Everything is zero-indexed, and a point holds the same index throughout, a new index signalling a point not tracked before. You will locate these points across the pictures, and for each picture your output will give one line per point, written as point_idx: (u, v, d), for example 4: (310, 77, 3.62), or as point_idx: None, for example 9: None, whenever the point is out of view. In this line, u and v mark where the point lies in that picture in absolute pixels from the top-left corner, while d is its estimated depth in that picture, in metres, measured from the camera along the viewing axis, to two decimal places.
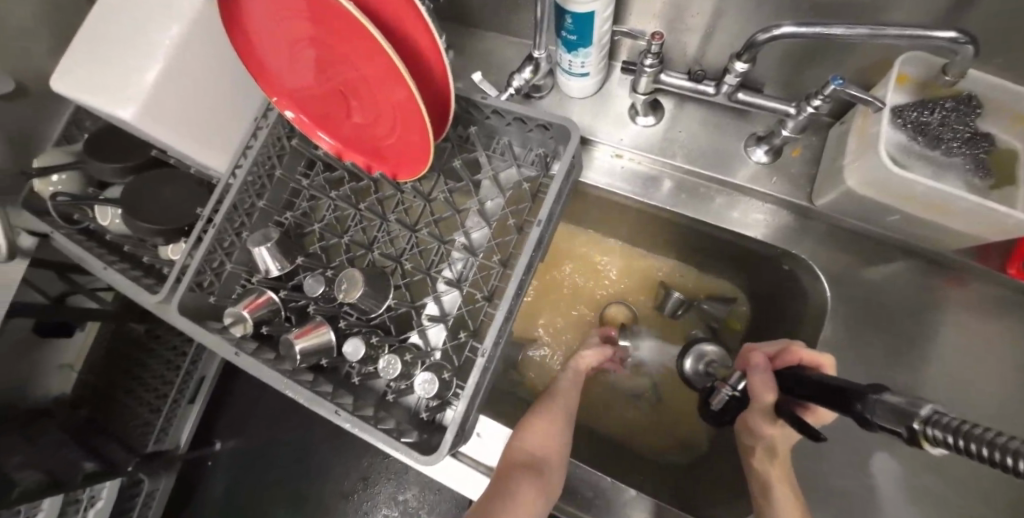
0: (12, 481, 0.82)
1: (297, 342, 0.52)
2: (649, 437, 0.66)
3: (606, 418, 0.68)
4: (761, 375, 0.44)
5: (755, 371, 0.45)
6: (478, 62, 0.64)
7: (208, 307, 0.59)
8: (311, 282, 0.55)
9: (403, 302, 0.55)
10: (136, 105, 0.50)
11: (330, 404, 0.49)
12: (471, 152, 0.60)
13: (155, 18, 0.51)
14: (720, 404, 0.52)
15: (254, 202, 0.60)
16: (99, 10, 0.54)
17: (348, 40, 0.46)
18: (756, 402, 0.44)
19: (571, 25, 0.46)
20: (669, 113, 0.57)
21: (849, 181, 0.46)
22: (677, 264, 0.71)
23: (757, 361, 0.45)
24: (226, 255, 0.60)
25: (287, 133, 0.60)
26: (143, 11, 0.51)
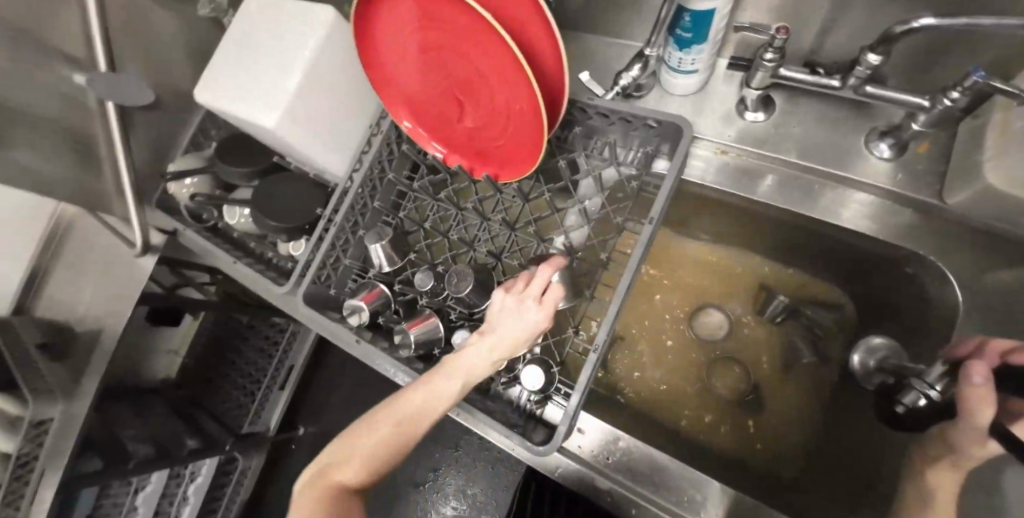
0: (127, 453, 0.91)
1: (411, 331, 0.55)
2: (743, 442, 0.65)
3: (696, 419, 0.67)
4: (979, 390, 0.39)
5: (970, 385, 0.39)
6: (576, 64, 0.65)
7: (330, 298, 0.64)
8: (423, 276, 0.58)
9: None
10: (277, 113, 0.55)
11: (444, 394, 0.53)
12: (571, 152, 0.61)
13: (295, 35, 0.56)
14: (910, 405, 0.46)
15: (368, 202, 0.64)
16: (237, 35, 0.61)
17: (471, 45, 0.49)
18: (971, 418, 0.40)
19: (688, 23, 0.46)
20: (780, 109, 0.56)
21: (990, 176, 0.43)
22: (778, 267, 0.69)
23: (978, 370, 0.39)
24: (342, 252, 0.64)
25: (398, 138, 0.64)
26: (284, 32, 0.57)
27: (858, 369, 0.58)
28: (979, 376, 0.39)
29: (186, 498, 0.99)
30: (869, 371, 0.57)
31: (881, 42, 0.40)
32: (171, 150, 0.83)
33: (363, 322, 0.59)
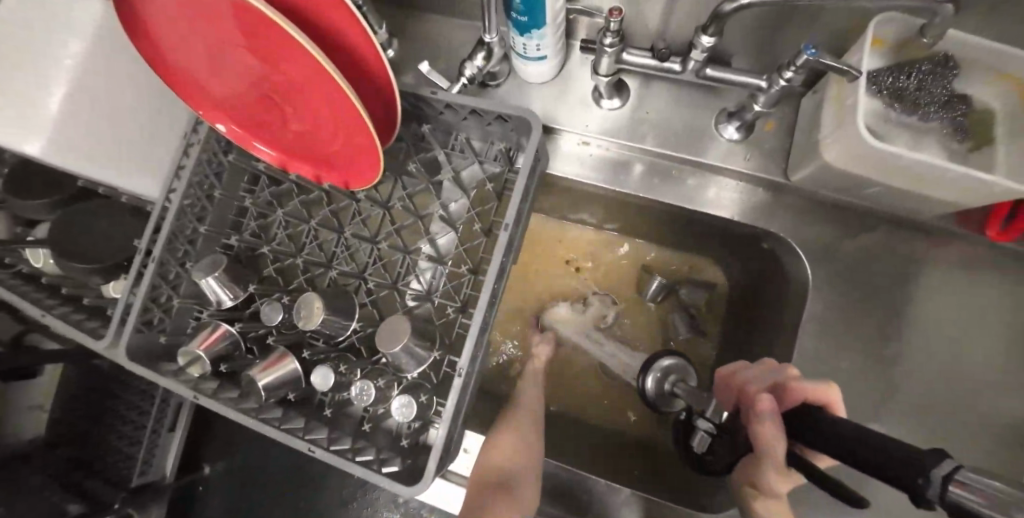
0: None
1: (259, 378, 0.49)
2: (641, 427, 0.65)
3: (595, 412, 0.67)
4: (770, 428, 0.38)
5: (762, 424, 0.38)
6: (426, 52, 0.59)
7: (161, 348, 0.55)
8: (268, 310, 0.51)
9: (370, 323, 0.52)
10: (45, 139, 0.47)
11: (299, 444, 0.46)
12: (428, 151, 0.55)
13: (62, 44, 0.47)
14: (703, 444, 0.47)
15: (196, 227, 0.55)
16: None
17: (269, 42, 0.41)
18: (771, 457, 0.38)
19: (520, 6, 0.41)
20: (635, 93, 0.53)
21: (828, 155, 0.44)
22: (656, 248, 0.68)
23: (768, 407, 0.38)
24: (172, 289, 0.55)
25: (223, 149, 0.55)
26: (55, 34, 0.47)
27: (651, 391, 0.60)
28: (769, 411, 0.38)
29: None
30: (665, 393, 0.59)
31: (712, 21, 0.38)
32: None
33: (204, 371, 0.52)
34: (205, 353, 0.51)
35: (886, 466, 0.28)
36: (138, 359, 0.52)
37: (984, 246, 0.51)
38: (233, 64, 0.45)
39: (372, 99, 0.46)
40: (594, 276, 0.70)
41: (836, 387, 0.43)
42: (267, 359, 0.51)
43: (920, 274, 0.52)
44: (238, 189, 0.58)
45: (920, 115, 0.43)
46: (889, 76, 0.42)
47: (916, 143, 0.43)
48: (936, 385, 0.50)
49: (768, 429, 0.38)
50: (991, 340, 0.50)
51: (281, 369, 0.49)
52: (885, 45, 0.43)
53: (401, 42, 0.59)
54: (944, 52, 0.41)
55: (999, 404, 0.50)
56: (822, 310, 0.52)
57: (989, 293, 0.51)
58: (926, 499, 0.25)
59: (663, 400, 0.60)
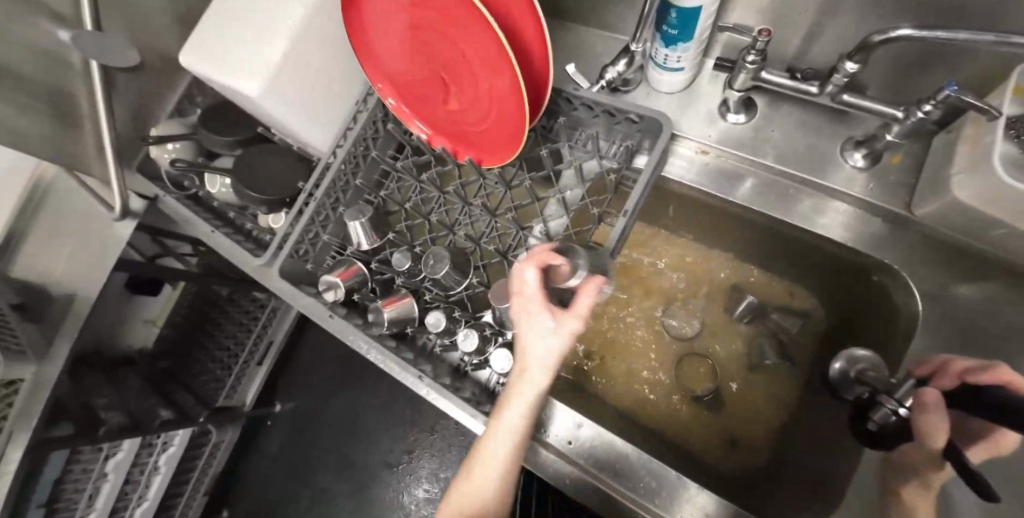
0: (99, 419, 0.87)
1: (386, 310, 0.56)
2: (704, 436, 0.67)
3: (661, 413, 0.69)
4: (933, 418, 0.39)
5: (926, 413, 0.40)
6: (567, 54, 0.65)
7: (305, 273, 0.64)
8: (399, 257, 0.59)
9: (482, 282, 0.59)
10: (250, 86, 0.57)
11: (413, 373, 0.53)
12: (553, 143, 0.62)
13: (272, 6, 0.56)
14: (880, 422, 0.44)
15: (350, 179, 0.65)
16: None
17: (460, 29, 0.49)
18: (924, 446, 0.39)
19: (674, 20, 0.47)
20: (761, 112, 0.56)
21: (957, 192, 0.44)
22: (748, 268, 0.70)
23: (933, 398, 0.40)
24: (321, 227, 0.65)
25: (383, 118, 0.65)
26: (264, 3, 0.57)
27: (835, 376, 0.54)
28: (933, 404, 0.40)
29: (157, 467, 0.94)
30: (848, 381, 0.53)
31: (859, 49, 0.41)
32: (154, 116, 0.82)
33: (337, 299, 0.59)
34: (342, 283, 0.59)
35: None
36: (288, 279, 0.62)
37: None
38: (422, 52, 0.55)
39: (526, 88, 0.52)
40: (681, 285, 0.72)
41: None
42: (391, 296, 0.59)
43: None
44: (386, 153, 0.68)
45: None
46: None
47: None
48: None
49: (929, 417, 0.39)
50: None
51: (403, 307, 0.57)
52: None
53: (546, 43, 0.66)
54: None
55: None
56: (926, 350, 0.51)
57: None
58: None
59: (847, 389, 0.53)
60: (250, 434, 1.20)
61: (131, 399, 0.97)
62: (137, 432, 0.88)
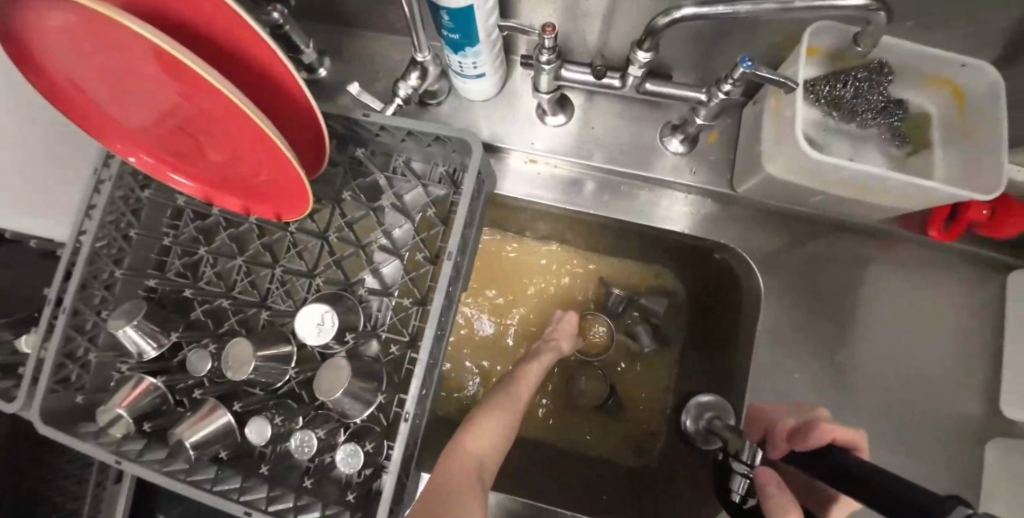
0: None
1: (187, 437, 0.44)
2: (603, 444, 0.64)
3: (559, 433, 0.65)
4: None
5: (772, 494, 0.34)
6: (361, 72, 0.56)
7: (78, 409, 0.50)
8: (195, 359, 0.47)
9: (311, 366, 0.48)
10: None
11: (234, 508, 0.42)
12: (367, 175, 0.53)
13: None
14: (742, 494, 0.37)
15: (112, 270, 0.50)
16: None
17: (170, 73, 0.37)
18: None
19: (450, 23, 0.39)
20: (580, 107, 0.51)
21: (770, 167, 0.43)
22: (613, 259, 0.67)
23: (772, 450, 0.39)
24: (89, 341, 0.50)
25: (141, 184, 0.51)
26: None
27: (691, 432, 0.56)
28: None
29: None
30: (703, 433, 0.55)
31: (647, 35, 0.36)
32: None
33: (129, 430, 0.47)
34: (128, 411, 0.46)
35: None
36: (54, 423, 0.47)
37: (930, 248, 0.52)
38: (134, 96, 0.41)
39: (290, 113, 0.42)
40: (550, 294, 0.68)
41: (863, 431, 0.38)
42: (197, 412, 0.46)
43: (873, 277, 0.52)
44: (160, 225, 0.54)
45: (858, 122, 0.43)
46: (826, 84, 0.42)
47: (856, 150, 0.43)
48: (895, 389, 0.50)
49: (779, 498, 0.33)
50: (936, 341, 0.51)
51: (212, 422, 0.45)
52: (819, 54, 0.43)
53: (332, 62, 0.56)
54: (879, 58, 0.41)
55: (953, 404, 0.50)
56: (778, 321, 0.51)
57: (938, 292, 0.52)
58: None
59: (704, 440, 0.55)
60: None
61: None
62: None
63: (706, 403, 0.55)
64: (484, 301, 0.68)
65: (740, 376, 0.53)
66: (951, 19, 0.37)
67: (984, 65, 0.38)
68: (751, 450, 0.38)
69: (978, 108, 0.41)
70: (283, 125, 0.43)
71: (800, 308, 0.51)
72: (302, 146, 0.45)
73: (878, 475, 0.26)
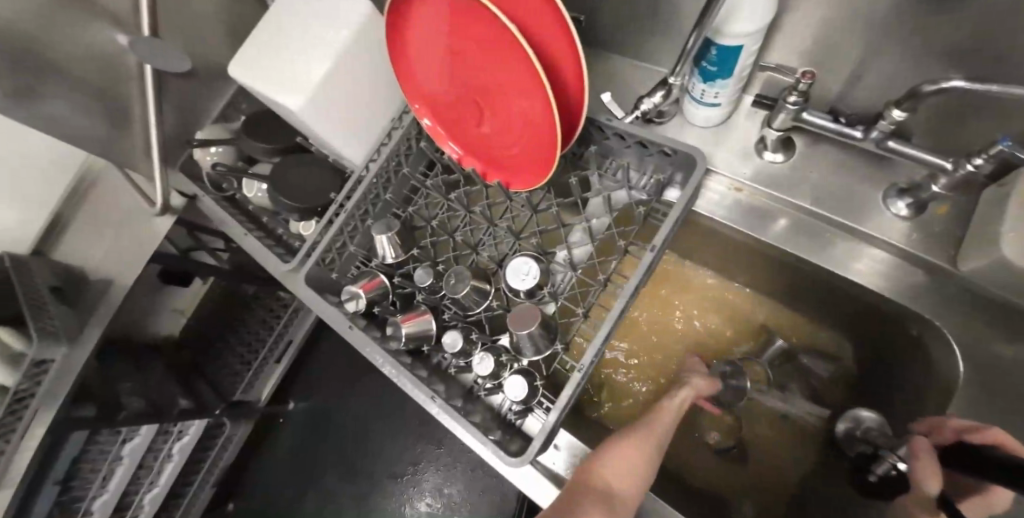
0: (120, 403, 0.88)
1: (404, 325, 0.56)
2: (715, 478, 0.64)
3: (677, 455, 0.66)
4: (926, 465, 0.41)
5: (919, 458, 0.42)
6: (603, 83, 0.66)
7: (329, 282, 0.65)
8: (422, 273, 0.60)
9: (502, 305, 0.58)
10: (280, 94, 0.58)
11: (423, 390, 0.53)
12: (584, 170, 0.62)
13: (322, 20, 0.59)
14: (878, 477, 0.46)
15: (381, 193, 0.66)
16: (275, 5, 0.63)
17: (497, 52, 0.49)
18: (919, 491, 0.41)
19: (714, 57, 0.46)
20: (800, 152, 0.55)
21: (1005, 249, 0.42)
22: (779, 309, 0.68)
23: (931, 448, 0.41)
24: (350, 238, 0.65)
25: (417, 134, 0.66)
26: (312, 19, 0.60)
27: (842, 435, 0.58)
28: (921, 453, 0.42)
29: (169, 455, 0.97)
30: (856, 439, 0.56)
31: (907, 97, 0.40)
32: (201, 119, 0.86)
33: (358, 308, 0.60)
34: (363, 293, 0.60)
35: None
36: (313, 286, 0.63)
37: None
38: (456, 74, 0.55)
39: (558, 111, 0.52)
40: (706, 323, 0.70)
41: None
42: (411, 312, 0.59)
43: None
44: (417, 168, 0.69)
45: None
46: None
47: None
48: None
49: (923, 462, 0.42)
50: None
51: (421, 322, 0.57)
52: None
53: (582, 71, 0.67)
54: None
55: None
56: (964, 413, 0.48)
57: None
58: None
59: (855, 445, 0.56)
60: (260, 433, 1.21)
61: (152, 388, 0.98)
62: (157, 419, 0.90)
63: (866, 417, 0.58)
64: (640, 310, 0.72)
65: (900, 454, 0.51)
66: None
67: None
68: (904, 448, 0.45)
69: None
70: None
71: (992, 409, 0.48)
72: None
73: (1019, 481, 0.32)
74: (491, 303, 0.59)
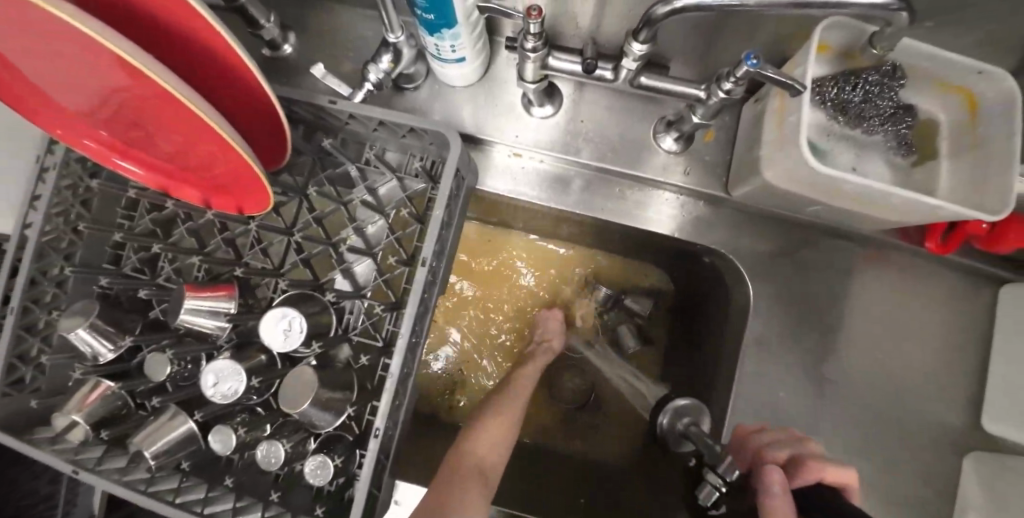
0: None
1: (144, 444, 0.43)
2: (575, 441, 0.65)
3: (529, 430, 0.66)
4: (778, 502, 0.34)
5: (769, 497, 0.34)
6: (331, 50, 0.51)
7: (30, 413, 0.47)
8: (151, 363, 0.45)
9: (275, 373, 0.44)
10: None
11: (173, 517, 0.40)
12: (337, 168, 0.48)
13: None
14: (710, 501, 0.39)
15: (61, 267, 0.48)
16: None
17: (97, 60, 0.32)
18: None
19: (423, 2, 0.35)
20: (568, 100, 0.48)
21: (767, 173, 0.40)
22: (602, 257, 0.66)
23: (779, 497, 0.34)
24: (43, 341, 0.49)
25: (90, 174, 0.48)
26: None
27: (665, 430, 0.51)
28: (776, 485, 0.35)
29: None
30: (678, 436, 0.50)
31: (644, 26, 0.33)
32: None
33: (87, 434, 0.46)
34: (85, 416, 0.45)
35: None
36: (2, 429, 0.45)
37: (920, 258, 0.51)
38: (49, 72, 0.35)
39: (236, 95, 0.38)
40: (537, 294, 0.68)
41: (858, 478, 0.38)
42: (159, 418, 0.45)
43: (861, 285, 0.51)
44: (113, 216, 0.51)
45: (865, 129, 0.41)
46: (833, 87, 0.40)
47: (859, 158, 0.42)
48: (876, 399, 0.50)
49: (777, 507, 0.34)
50: (922, 350, 0.51)
51: (174, 429, 0.44)
52: (830, 51, 0.41)
53: (298, 37, 0.51)
54: (893, 61, 0.39)
55: (937, 412, 0.50)
56: (764, 331, 0.50)
57: (927, 303, 0.51)
58: None
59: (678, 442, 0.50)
60: None
61: None
62: None
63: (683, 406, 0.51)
64: (468, 317, 0.68)
65: (723, 383, 0.52)
66: (976, 18, 0.35)
67: (1002, 71, 0.35)
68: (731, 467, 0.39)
69: (993, 118, 0.38)
70: (226, 105, 0.40)
71: (787, 320, 0.50)
72: (256, 137, 0.43)
73: None
74: (249, 381, 0.42)
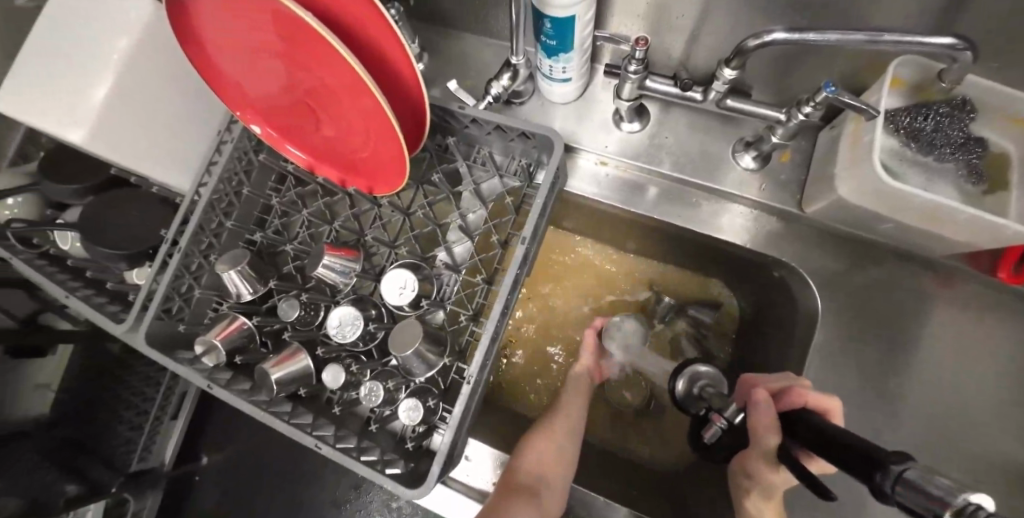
0: None
1: (273, 370, 0.50)
2: (633, 443, 0.67)
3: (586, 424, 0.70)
4: (764, 415, 0.43)
5: (757, 409, 0.43)
6: (455, 67, 0.61)
7: (178, 336, 0.56)
8: (285, 306, 0.54)
9: (383, 326, 0.53)
10: (86, 130, 0.52)
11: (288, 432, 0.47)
12: (450, 162, 0.57)
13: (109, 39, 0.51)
14: (714, 436, 0.48)
15: (221, 221, 0.57)
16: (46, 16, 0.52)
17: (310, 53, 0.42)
18: (758, 445, 0.43)
19: (550, 30, 0.43)
20: (655, 119, 0.55)
21: (841, 188, 0.45)
22: (671, 269, 0.70)
23: (762, 398, 0.43)
24: (194, 279, 0.57)
25: (254, 148, 0.58)
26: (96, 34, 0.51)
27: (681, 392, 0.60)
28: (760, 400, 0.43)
29: None
30: (694, 397, 0.59)
31: (736, 54, 0.39)
32: None
33: (221, 360, 0.53)
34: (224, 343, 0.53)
35: (847, 449, 0.32)
36: (156, 345, 0.53)
37: (993, 291, 0.52)
38: (259, 68, 0.48)
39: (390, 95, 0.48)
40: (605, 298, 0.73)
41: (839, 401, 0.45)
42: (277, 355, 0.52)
43: (931, 311, 0.53)
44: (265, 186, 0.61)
45: (936, 156, 0.45)
46: (907, 116, 0.45)
47: (929, 182, 0.45)
48: (942, 424, 0.50)
49: (758, 413, 0.43)
50: (993, 381, 0.51)
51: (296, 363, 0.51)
52: (902, 85, 0.45)
53: (430, 55, 0.61)
54: (962, 96, 0.44)
55: (1007, 444, 0.50)
56: (827, 343, 0.53)
57: (1000, 335, 0.52)
58: (883, 492, 0.27)
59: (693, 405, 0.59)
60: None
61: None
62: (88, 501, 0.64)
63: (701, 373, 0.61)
64: (537, 314, 0.72)
65: None
66: None
67: None
68: (733, 410, 0.48)
69: None
70: None
71: (852, 336, 0.52)
72: None
73: (836, 426, 0.36)
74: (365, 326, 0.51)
